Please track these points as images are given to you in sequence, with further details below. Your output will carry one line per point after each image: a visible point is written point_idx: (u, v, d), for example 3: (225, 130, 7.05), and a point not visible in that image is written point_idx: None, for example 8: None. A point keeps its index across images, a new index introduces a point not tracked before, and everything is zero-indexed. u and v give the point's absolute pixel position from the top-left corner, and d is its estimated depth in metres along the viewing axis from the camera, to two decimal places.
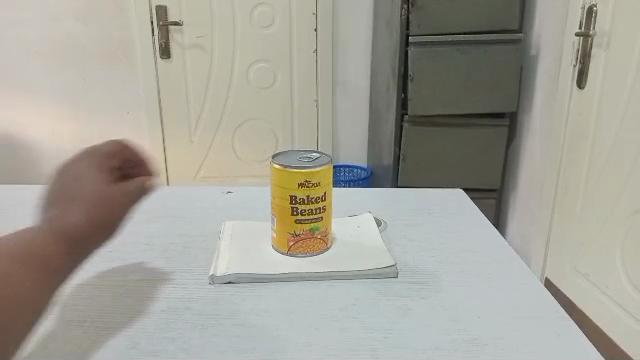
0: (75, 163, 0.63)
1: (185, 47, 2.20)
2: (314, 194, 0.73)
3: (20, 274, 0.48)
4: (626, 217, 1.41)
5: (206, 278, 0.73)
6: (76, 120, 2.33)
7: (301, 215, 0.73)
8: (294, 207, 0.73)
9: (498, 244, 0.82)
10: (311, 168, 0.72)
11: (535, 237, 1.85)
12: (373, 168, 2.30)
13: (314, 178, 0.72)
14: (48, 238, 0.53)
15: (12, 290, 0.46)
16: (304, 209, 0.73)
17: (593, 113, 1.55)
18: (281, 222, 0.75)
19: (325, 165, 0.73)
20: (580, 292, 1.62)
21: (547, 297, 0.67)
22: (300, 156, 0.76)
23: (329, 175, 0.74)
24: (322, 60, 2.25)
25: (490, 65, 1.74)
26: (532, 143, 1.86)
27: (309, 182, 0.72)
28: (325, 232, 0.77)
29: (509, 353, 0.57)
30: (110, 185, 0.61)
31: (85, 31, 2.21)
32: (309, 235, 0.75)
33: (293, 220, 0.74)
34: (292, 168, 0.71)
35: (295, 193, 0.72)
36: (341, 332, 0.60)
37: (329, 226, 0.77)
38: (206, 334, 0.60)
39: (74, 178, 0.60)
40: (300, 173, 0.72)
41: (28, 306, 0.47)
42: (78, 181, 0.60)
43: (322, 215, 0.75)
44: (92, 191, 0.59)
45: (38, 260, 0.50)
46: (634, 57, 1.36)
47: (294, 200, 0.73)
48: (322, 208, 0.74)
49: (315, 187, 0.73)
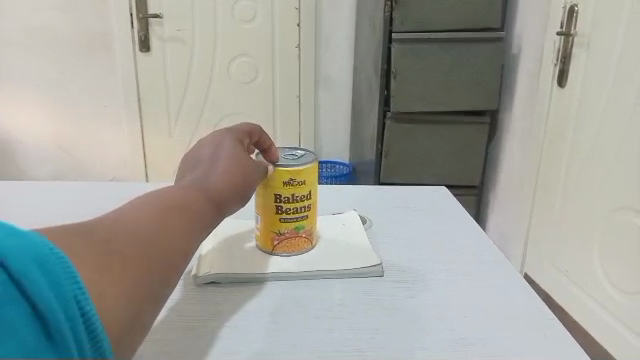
0: (220, 135, 0.65)
1: (165, 40, 2.16)
2: (299, 193, 0.72)
3: (181, 222, 0.45)
4: (604, 215, 1.43)
5: (189, 277, 0.71)
6: (51, 112, 2.28)
7: (285, 214, 0.73)
8: (279, 206, 0.72)
9: (482, 242, 0.82)
10: (296, 167, 0.71)
11: (514, 234, 1.88)
12: (354, 164, 2.29)
13: (299, 177, 0.72)
14: (196, 193, 0.51)
15: (174, 233, 0.43)
16: (289, 208, 0.72)
17: (573, 111, 1.56)
18: (265, 221, 0.73)
19: (310, 164, 0.72)
20: (557, 287, 1.64)
21: (533, 296, 0.67)
22: (285, 153, 0.75)
23: (314, 174, 0.73)
24: (304, 55, 2.23)
25: (473, 63, 1.75)
26: (511, 141, 1.87)
27: (295, 181, 0.71)
28: (310, 231, 0.76)
29: (498, 354, 0.57)
30: (246, 158, 0.62)
31: (61, 21, 2.15)
32: (294, 234, 0.74)
33: (278, 219, 0.73)
34: (276, 167, 0.70)
35: (280, 192, 0.71)
36: (328, 334, 0.59)
37: (314, 224, 0.77)
38: (190, 336, 0.59)
39: (214, 150, 0.61)
40: (286, 172, 0.71)
41: (187, 253, 0.44)
42: (217, 153, 0.61)
43: (308, 213, 0.74)
44: (227, 162, 0.59)
45: (192, 211, 0.47)
46: (615, 57, 1.38)
47: (279, 198, 0.72)
48: (307, 206, 0.74)
49: (300, 186, 0.72)
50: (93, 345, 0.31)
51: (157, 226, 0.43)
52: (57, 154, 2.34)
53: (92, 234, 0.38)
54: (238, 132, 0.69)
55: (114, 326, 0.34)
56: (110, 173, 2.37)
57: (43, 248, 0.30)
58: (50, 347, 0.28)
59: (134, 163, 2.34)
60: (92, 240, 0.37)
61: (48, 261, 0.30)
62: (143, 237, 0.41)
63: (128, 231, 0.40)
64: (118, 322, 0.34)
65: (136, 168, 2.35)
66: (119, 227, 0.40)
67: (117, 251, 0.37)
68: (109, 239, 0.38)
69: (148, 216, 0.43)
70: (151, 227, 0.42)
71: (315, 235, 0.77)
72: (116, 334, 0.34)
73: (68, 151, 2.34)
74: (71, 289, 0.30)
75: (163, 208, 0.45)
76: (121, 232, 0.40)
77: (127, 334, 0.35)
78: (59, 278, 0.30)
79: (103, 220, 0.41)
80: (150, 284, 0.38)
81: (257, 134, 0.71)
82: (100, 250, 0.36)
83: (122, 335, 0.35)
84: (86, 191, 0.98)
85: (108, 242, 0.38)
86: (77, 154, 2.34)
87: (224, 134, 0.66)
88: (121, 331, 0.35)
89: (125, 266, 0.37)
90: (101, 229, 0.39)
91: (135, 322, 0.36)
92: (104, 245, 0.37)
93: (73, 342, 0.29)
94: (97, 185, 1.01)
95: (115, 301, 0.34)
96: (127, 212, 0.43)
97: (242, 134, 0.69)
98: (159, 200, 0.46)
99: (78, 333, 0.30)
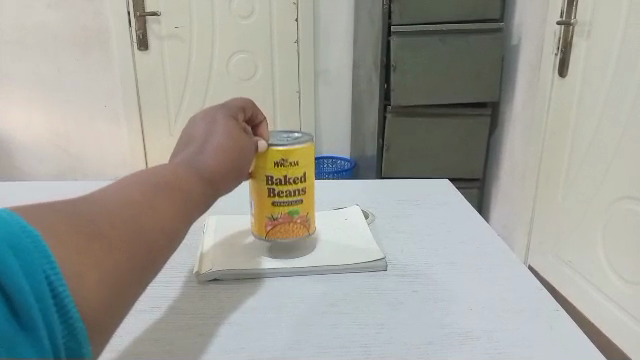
0: (213, 114, 0.64)
1: (163, 37, 2.15)
2: (292, 175, 0.68)
3: (169, 200, 0.43)
4: (607, 204, 1.42)
5: (191, 275, 0.71)
6: (51, 113, 2.27)
7: (278, 197, 0.69)
8: (271, 188, 0.68)
9: (485, 234, 0.82)
10: (289, 146, 0.67)
11: (517, 226, 1.87)
12: (355, 158, 2.29)
13: (292, 157, 0.68)
14: (188, 170, 0.48)
15: (163, 214, 0.41)
16: (281, 191, 0.69)
17: (573, 101, 1.55)
18: (259, 205, 0.70)
19: (304, 144, 0.68)
20: (561, 278, 1.64)
21: (539, 287, 0.67)
22: (282, 135, 0.71)
23: (310, 155, 0.69)
24: (303, 50, 2.22)
25: (473, 55, 1.74)
26: (512, 132, 1.87)
27: (287, 161, 0.68)
28: (306, 218, 0.71)
29: (504, 347, 0.56)
30: (240, 134, 0.60)
31: (57, 20, 2.14)
32: (288, 219, 0.70)
33: (270, 203, 0.69)
34: (267, 146, 0.67)
35: (271, 174, 0.68)
36: (331, 329, 0.59)
37: (311, 211, 0.72)
38: (191, 334, 0.58)
39: (207, 129, 0.60)
40: (278, 151, 0.67)
41: (176, 234, 0.42)
42: (211, 131, 0.59)
43: (303, 198, 0.70)
44: (221, 139, 0.57)
45: (183, 188, 0.45)
46: (616, 45, 1.36)
47: (271, 180, 0.68)
48: (301, 189, 0.69)
49: (293, 167, 0.68)
50: (66, 329, 0.30)
51: (142, 204, 0.40)
52: (58, 155, 2.34)
53: (68, 213, 0.36)
54: (233, 106, 0.68)
55: (89, 311, 0.32)
56: (111, 172, 2.37)
57: (12, 227, 0.30)
58: (21, 330, 0.28)
59: (135, 162, 2.34)
60: (66, 219, 0.35)
61: (21, 242, 0.29)
62: (126, 218, 0.38)
63: (108, 211, 0.38)
64: (95, 306, 0.32)
65: (137, 166, 2.35)
66: (100, 207, 0.38)
67: (95, 231, 0.35)
68: (88, 221, 0.36)
69: (133, 195, 0.41)
70: (135, 206, 0.40)
71: (312, 223, 0.73)
72: (93, 319, 0.32)
73: (68, 151, 2.34)
74: (43, 267, 0.30)
75: (151, 187, 0.43)
76: (101, 212, 0.38)
77: (106, 319, 0.33)
78: (32, 258, 0.29)
79: (83, 199, 0.39)
80: (131, 268, 0.36)
81: (249, 108, 0.72)
82: (76, 229, 0.34)
83: (101, 321, 0.33)
84: (88, 190, 0.99)
85: (85, 222, 0.36)
86: (78, 154, 2.34)
87: (214, 112, 0.64)
88: (98, 316, 0.33)
89: (103, 246, 0.35)
90: (79, 209, 0.37)
91: (114, 307, 0.34)
92: (80, 224, 0.35)
93: (44, 322, 0.29)
94: (98, 183, 1.02)
95: (89, 285, 0.32)
96: (116, 192, 0.41)
97: (235, 109, 0.68)
98: (145, 178, 0.44)
99: (50, 316, 0.29)
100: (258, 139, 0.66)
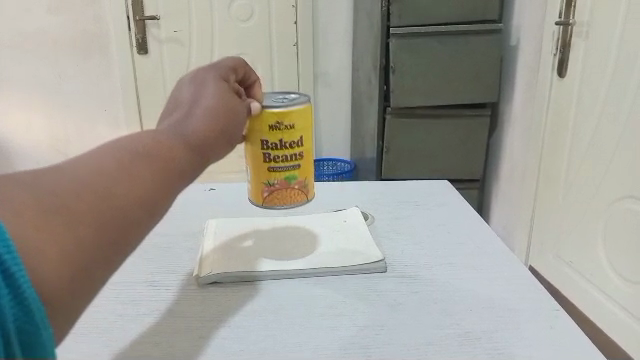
0: (200, 75, 0.62)
1: (162, 41, 2.15)
2: (287, 139, 0.71)
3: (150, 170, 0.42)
4: (607, 204, 1.42)
5: (192, 278, 0.71)
6: (51, 117, 2.28)
7: (274, 163, 0.72)
8: (267, 153, 0.71)
9: (485, 235, 0.82)
10: (284, 109, 0.69)
11: (518, 226, 1.87)
12: (355, 160, 2.29)
13: (288, 121, 0.70)
14: (174, 136, 0.47)
15: (141, 185, 0.40)
16: (277, 156, 0.72)
17: (572, 102, 1.55)
18: (256, 171, 0.73)
19: (299, 106, 0.70)
20: (562, 278, 1.63)
21: (538, 287, 0.67)
22: (277, 97, 0.73)
23: (305, 118, 0.71)
24: (302, 52, 2.23)
25: (472, 56, 1.74)
26: (512, 133, 1.87)
27: (282, 125, 0.70)
28: (303, 183, 0.75)
29: (504, 347, 0.56)
30: (230, 98, 0.59)
31: (57, 25, 2.14)
32: (285, 185, 0.74)
33: (267, 169, 0.72)
34: (262, 108, 0.69)
35: (267, 138, 0.70)
36: (331, 331, 0.59)
37: (308, 175, 0.75)
38: (192, 337, 0.59)
39: (195, 91, 0.58)
40: (273, 114, 0.69)
41: (157, 205, 0.41)
42: (199, 94, 0.57)
43: (299, 163, 0.73)
44: (211, 103, 0.56)
45: (167, 156, 0.44)
46: (614, 45, 1.37)
47: (267, 145, 0.71)
48: (297, 154, 0.72)
49: (289, 131, 0.70)
50: (19, 310, 0.29)
51: (118, 175, 0.40)
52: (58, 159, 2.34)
53: (36, 187, 0.35)
54: (224, 66, 0.67)
55: (53, 291, 0.32)
56: None
57: None
58: None
59: None
60: (32, 195, 0.35)
61: None
62: (99, 190, 0.38)
63: (80, 182, 0.37)
64: (59, 286, 0.32)
65: None
66: (71, 178, 0.37)
67: (62, 206, 0.35)
68: (56, 195, 0.36)
69: (110, 165, 0.40)
70: (111, 175, 0.39)
71: (309, 187, 0.76)
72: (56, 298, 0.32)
73: (68, 155, 2.34)
74: None
75: (132, 153, 0.42)
76: (72, 184, 0.37)
77: (71, 298, 0.34)
78: None
79: (56, 170, 0.38)
80: (100, 246, 0.36)
81: (241, 68, 0.70)
82: (39, 207, 0.34)
83: (64, 299, 0.33)
84: None
85: (52, 197, 0.35)
86: None
87: (202, 73, 0.63)
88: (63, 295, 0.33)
89: (68, 222, 0.35)
90: (48, 182, 0.36)
91: (79, 287, 0.34)
92: (46, 200, 0.35)
93: None
94: None
95: (52, 265, 0.32)
96: (91, 159, 0.40)
97: (227, 70, 0.66)
98: (124, 144, 0.43)
99: None
100: (250, 102, 0.67)
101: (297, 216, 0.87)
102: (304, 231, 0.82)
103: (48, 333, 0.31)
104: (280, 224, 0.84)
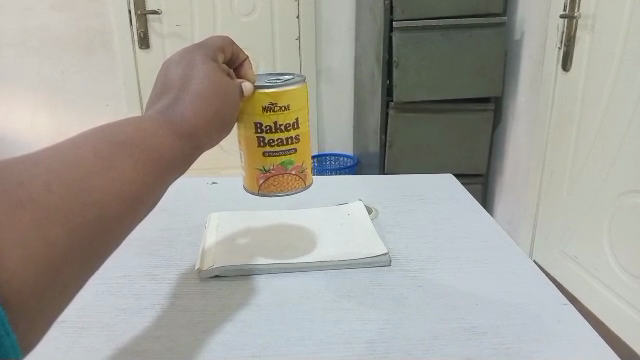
0: (190, 57, 0.60)
1: (164, 36, 2.15)
2: (282, 122, 0.70)
3: (131, 164, 0.41)
4: (614, 198, 1.40)
5: (194, 272, 0.70)
6: (53, 115, 2.27)
7: (269, 147, 0.71)
8: (261, 137, 0.70)
9: (489, 228, 0.81)
10: (277, 90, 0.68)
11: (523, 220, 1.86)
12: (357, 155, 2.28)
13: (281, 102, 0.68)
14: (160, 126, 0.46)
15: (116, 180, 0.40)
16: (272, 140, 0.71)
17: (578, 94, 1.53)
18: (250, 157, 0.73)
19: (293, 86, 0.69)
20: (568, 275, 1.62)
21: (546, 285, 0.65)
22: (269, 78, 0.71)
23: (300, 98, 0.70)
24: (305, 46, 2.22)
25: (475, 50, 1.72)
26: (517, 126, 1.85)
27: (276, 107, 0.68)
28: (300, 168, 0.75)
29: (512, 342, 0.55)
30: (221, 83, 0.57)
31: (58, 21, 2.13)
32: (281, 171, 0.73)
33: (262, 154, 0.72)
34: (255, 89, 0.67)
35: (260, 121, 0.69)
36: (336, 325, 0.58)
37: (305, 160, 0.75)
38: (196, 331, 0.58)
39: (185, 75, 0.57)
40: (266, 95, 0.68)
41: (139, 198, 0.41)
42: (188, 78, 0.56)
43: (296, 147, 0.73)
44: (200, 89, 0.54)
45: (148, 148, 0.43)
46: (620, 37, 1.35)
47: (261, 129, 0.70)
48: (293, 137, 0.72)
49: (282, 112, 0.69)
50: None
51: (94, 167, 0.39)
52: None
53: (5, 176, 0.35)
54: (212, 47, 0.65)
55: (17, 291, 0.32)
56: None
57: None
58: None
59: None
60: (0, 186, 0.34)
61: None
62: (74, 183, 0.37)
63: (53, 173, 0.37)
64: (21, 287, 0.32)
65: None
66: (44, 169, 0.37)
67: (34, 200, 0.35)
68: (29, 187, 0.35)
69: (85, 156, 0.39)
70: (90, 168, 0.39)
71: (307, 173, 0.76)
72: (21, 299, 0.32)
73: None
74: None
75: (113, 148, 0.41)
76: (42, 176, 0.36)
77: (36, 298, 0.34)
78: None
79: (30, 158, 0.38)
80: (68, 244, 0.36)
81: (229, 47, 0.68)
82: (8, 200, 0.34)
83: (31, 301, 0.33)
84: None
85: (21, 189, 0.35)
86: None
87: (192, 54, 0.61)
88: (25, 297, 0.33)
89: (39, 219, 0.34)
90: (21, 171, 0.36)
91: (45, 288, 0.34)
92: (14, 192, 0.34)
93: None
94: None
95: (15, 266, 0.32)
96: (69, 148, 0.40)
97: (215, 50, 0.65)
98: (106, 134, 0.43)
99: None
100: (242, 81, 0.65)
101: (298, 211, 0.86)
102: (303, 228, 0.80)
103: (10, 338, 0.31)
104: (281, 219, 0.83)
